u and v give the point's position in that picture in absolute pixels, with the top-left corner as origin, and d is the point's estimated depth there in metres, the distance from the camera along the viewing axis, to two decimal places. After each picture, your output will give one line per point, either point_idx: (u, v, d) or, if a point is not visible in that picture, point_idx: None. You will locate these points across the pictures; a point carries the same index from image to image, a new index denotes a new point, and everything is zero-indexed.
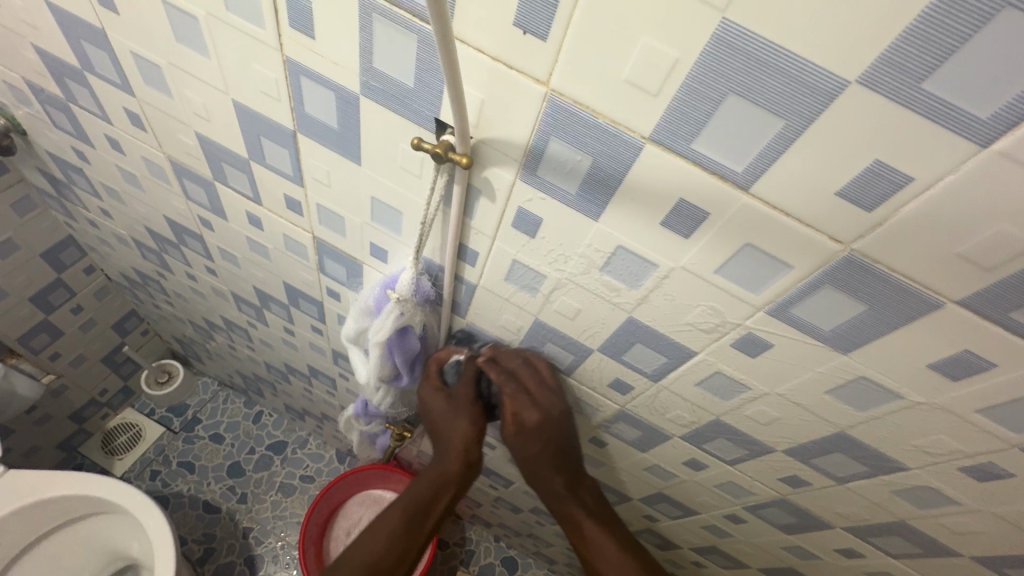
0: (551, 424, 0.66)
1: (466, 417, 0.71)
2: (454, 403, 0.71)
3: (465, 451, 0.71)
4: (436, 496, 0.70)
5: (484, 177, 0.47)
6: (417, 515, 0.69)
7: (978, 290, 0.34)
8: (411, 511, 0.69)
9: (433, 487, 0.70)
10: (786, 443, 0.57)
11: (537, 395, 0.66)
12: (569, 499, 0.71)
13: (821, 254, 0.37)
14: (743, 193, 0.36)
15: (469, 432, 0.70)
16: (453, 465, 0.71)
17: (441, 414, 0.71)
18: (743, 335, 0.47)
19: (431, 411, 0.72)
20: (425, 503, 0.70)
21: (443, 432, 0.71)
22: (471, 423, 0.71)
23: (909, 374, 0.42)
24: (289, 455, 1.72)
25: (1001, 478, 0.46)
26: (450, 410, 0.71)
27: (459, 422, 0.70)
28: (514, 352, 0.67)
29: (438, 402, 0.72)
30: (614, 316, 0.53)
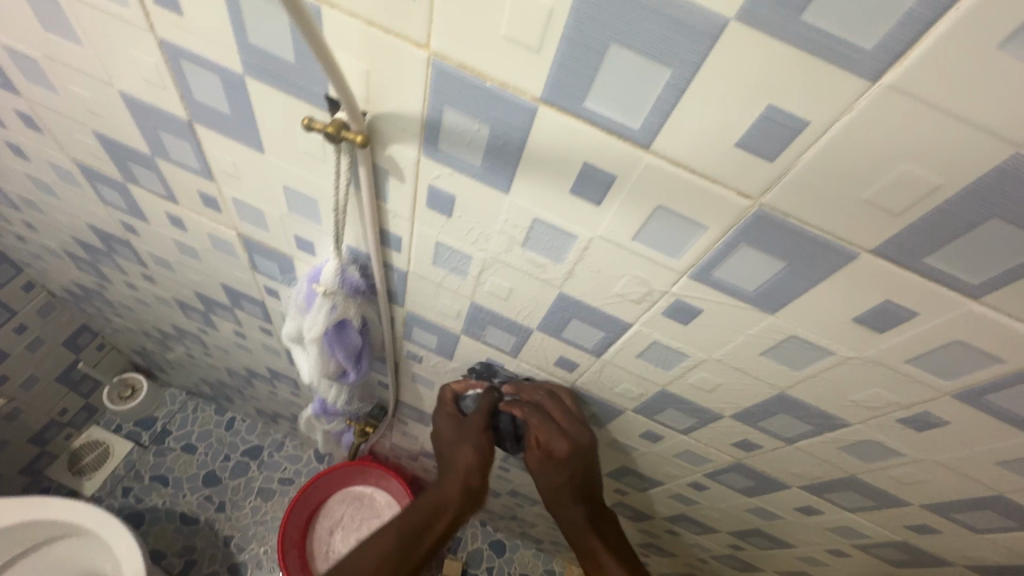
0: (573, 452, 0.65)
1: (473, 445, 0.68)
2: (464, 428, 0.69)
3: (469, 477, 0.68)
4: (434, 520, 0.69)
5: (388, 155, 0.44)
6: (414, 534, 0.68)
7: (890, 237, 0.33)
8: (409, 531, 0.68)
9: (431, 513, 0.69)
10: (732, 408, 0.56)
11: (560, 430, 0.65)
12: (584, 528, 0.71)
13: (732, 211, 0.35)
14: (644, 152, 0.34)
15: (474, 461, 0.68)
16: (455, 492, 0.69)
17: (449, 439, 0.70)
18: (672, 302, 0.45)
19: (441, 436, 0.72)
20: (422, 526, 0.69)
21: (450, 455, 0.70)
22: (476, 450, 0.68)
23: (835, 329, 0.41)
24: (266, 459, 1.69)
25: (937, 426, 0.46)
26: (459, 437, 0.69)
27: (464, 446, 0.68)
28: (538, 385, 0.68)
29: (448, 427, 0.71)
30: (546, 293, 0.51)
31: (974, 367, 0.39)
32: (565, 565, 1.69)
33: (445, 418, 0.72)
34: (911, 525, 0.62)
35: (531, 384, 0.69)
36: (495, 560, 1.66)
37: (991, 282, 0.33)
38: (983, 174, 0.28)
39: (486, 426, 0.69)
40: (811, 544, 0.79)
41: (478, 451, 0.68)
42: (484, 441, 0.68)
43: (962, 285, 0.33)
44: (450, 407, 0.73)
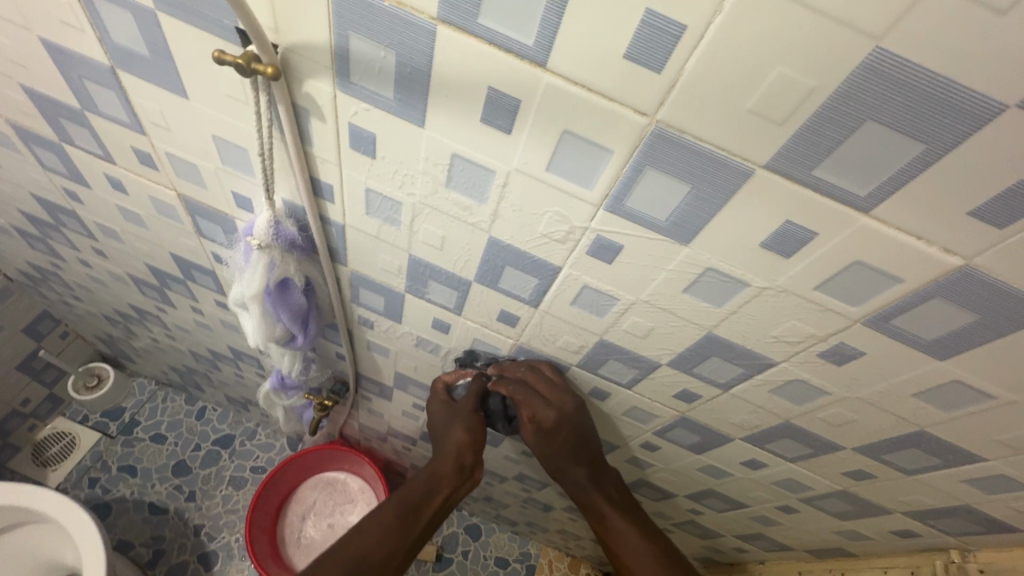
0: (561, 420, 0.66)
1: (464, 425, 0.70)
2: (454, 414, 0.72)
3: (463, 452, 0.70)
4: (432, 495, 0.69)
5: (306, 92, 0.44)
6: (413, 508, 0.67)
7: (779, 149, 0.33)
8: (408, 506, 0.67)
9: (428, 486, 0.69)
10: (668, 355, 0.57)
11: (549, 402, 0.65)
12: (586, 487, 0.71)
13: (632, 131, 0.36)
14: (542, 71, 0.35)
15: (466, 439, 0.70)
16: (448, 468, 0.70)
17: (441, 422, 0.72)
18: (593, 240, 0.46)
19: (435, 420, 0.74)
20: (419, 501, 0.68)
21: (444, 436, 0.72)
22: (467, 430, 0.70)
23: (745, 258, 0.42)
24: (237, 448, 1.67)
25: (854, 358, 0.47)
26: (451, 418, 0.72)
27: (455, 428, 0.70)
28: (520, 361, 0.68)
29: (441, 414, 0.73)
30: (476, 240, 0.52)
31: (876, 289, 0.40)
32: (540, 548, 1.69)
33: (436, 405, 0.74)
34: (849, 472, 0.64)
35: (513, 362, 0.69)
36: (471, 544, 1.66)
37: (877, 193, 0.34)
38: (849, 74, 0.29)
39: (476, 410, 0.71)
40: (762, 502, 0.80)
41: (470, 431, 0.70)
42: (474, 420, 0.71)
43: (852, 199, 0.34)
44: (442, 396, 0.75)
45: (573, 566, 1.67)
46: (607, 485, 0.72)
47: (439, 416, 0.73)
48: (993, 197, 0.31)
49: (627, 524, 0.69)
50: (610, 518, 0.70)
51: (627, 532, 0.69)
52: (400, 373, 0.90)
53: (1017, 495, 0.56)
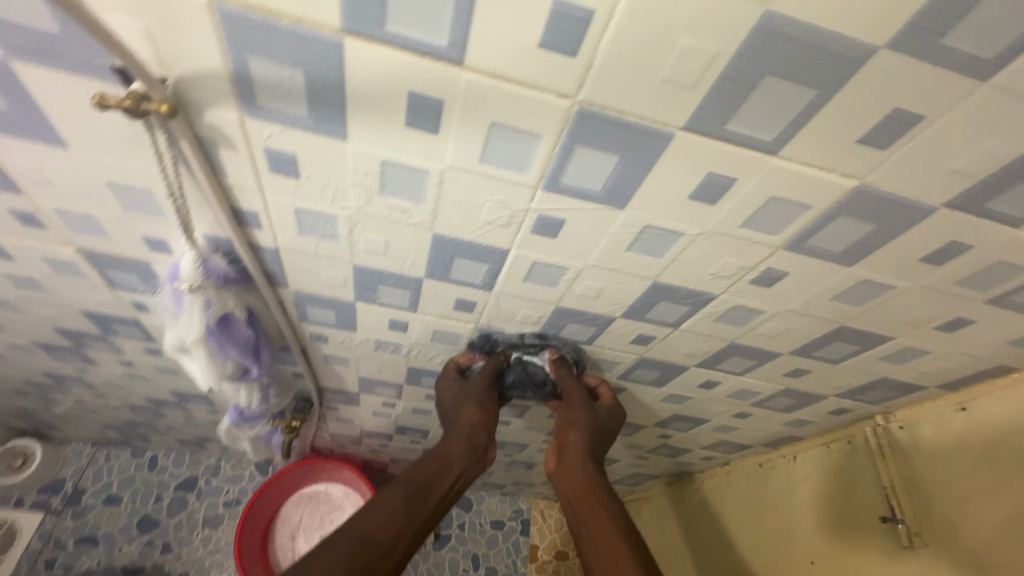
0: (577, 412, 0.69)
1: (476, 401, 0.69)
2: (467, 390, 0.70)
3: (473, 433, 0.67)
4: (438, 477, 0.62)
5: (208, 123, 0.40)
6: (421, 489, 0.60)
7: (693, 112, 0.36)
8: (415, 487, 0.60)
9: (438, 463, 0.63)
10: (621, 308, 0.60)
11: (574, 394, 0.70)
12: (584, 485, 0.64)
13: (557, 114, 0.37)
14: (461, 69, 0.34)
15: (478, 417, 0.68)
16: (459, 448, 0.65)
17: (452, 400, 0.70)
18: (536, 219, 0.47)
19: (443, 397, 0.72)
20: (431, 477, 0.61)
21: (451, 415, 0.69)
22: (480, 407, 0.68)
23: (676, 210, 0.45)
24: (203, 487, 1.59)
25: (780, 279, 0.53)
26: (462, 397, 0.70)
27: (467, 405, 0.68)
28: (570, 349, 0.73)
29: (450, 391, 0.71)
30: (420, 239, 0.52)
31: (792, 217, 0.44)
32: (531, 501, 1.78)
33: (447, 382, 0.73)
34: (789, 372, 0.72)
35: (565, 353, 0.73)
36: (465, 516, 1.71)
37: (782, 136, 0.37)
38: (747, 37, 0.31)
39: (487, 386, 0.71)
40: (721, 414, 0.89)
41: (482, 408, 0.69)
42: (487, 398, 0.70)
43: (762, 144, 0.38)
44: (453, 374, 0.74)
45: None
46: (609, 494, 0.63)
47: (448, 392, 0.71)
48: (875, 125, 0.36)
49: (616, 533, 0.58)
50: (602, 518, 0.60)
51: (614, 542, 0.57)
52: (365, 377, 0.89)
53: (920, 359, 0.65)
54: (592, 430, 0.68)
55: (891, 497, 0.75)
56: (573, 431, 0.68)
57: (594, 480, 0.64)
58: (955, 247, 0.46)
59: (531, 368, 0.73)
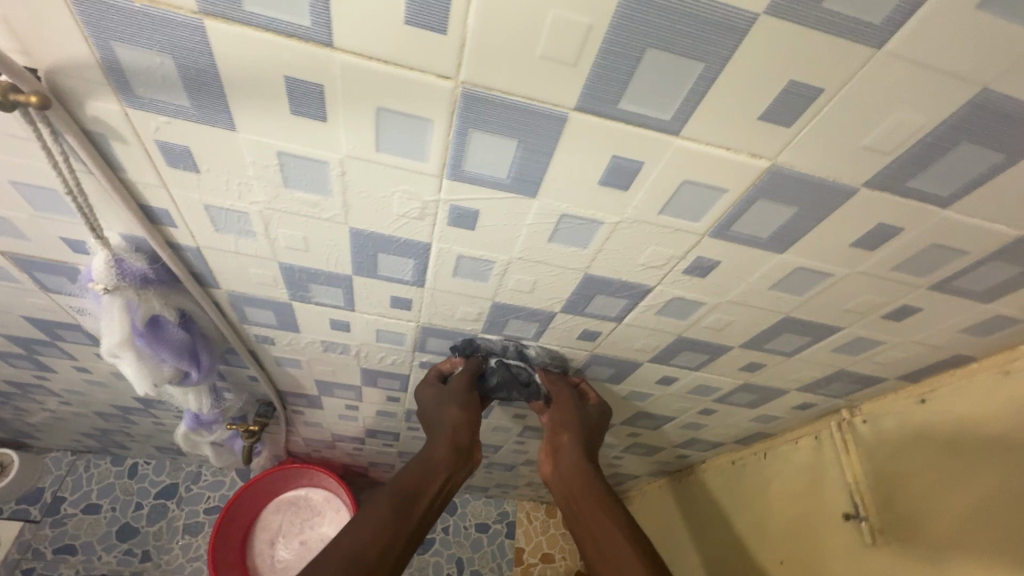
0: (568, 411, 0.71)
1: (457, 402, 0.69)
2: (447, 393, 0.70)
3: (457, 434, 0.68)
4: (425, 482, 0.62)
5: (93, 115, 0.39)
6: (409, 496, 0.60)
7: (582, 91, 0.34)
8: (403, 495, 0.60)
9: (424, 468, 0.64)
10: (558, 302, 0.59)
11: (563, 394, 0.72)
12: (580, 484, 0.66)
13: (443, 96, 0.35)
14: (332, 51, 0.33)
15: (461, 417, 0.68)
16: (443, 450, 0.66)
17: (432, 405, 0.70)
18: (449, 210, 0.46)
19: (423, 403, 0.72)
20: (418, 482, 0.62)
21: (433, 421, 0.69)
22: (463, 408, 0.69)
23: (590, 198, 0.43)
24: (184, 495, 1.57)
25: (713, 268, 0.51)
26: (442, 399, 0.70)
27: (449, 406, 0.69)
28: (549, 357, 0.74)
29: (431, 398, 0.71)
30: (338, 233, 0.50)
31: (710, 202, 0.42)
32: (516, 503, 1.75)
33: (427, 390, 0.73)
34: (744, 366, 0.70)
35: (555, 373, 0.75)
36: (449, 519, 1.69)
37: (680, 114, 0.35)
38: (618, 6, 0.29)
39: (467, 388, 0.71)
40: (685, 411, 0.87)
41: (463, 408, 0.69)
42: (468, 399, 0.70)
43: (661, 124, 0.36)
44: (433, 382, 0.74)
45: (550, 510, 1.76)
46: (604, 488, 0.66)
47: (428, 399, 0.71)
48: (774, 99, 0.34)
49: (613, 526, 0.60)
50: (599, 516, 0.62)
51: (610, 532, 0.60)
52: (321, 379, 0.88)
53: (875, 350, 0.63)
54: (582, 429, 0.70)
55: (855, 493, 0.73)
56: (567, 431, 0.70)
57: (590, 480, 0.66)
58: (886, 230, 0.44)
59: (515, 368, 0.74)
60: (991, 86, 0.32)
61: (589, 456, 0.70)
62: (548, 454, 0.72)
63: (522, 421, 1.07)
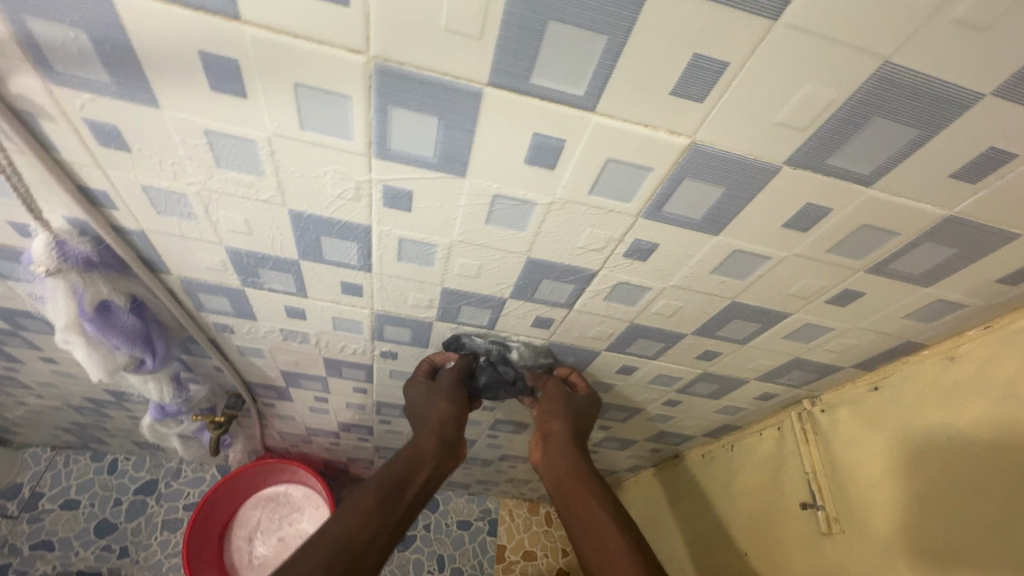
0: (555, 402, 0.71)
1: (446, 396, 0.69)
2: (436, 387, 0.70)
3: (444, 428, 0.67)
4: (413, 473, 0.61)
5: (17, 93, 0.39)
6: (395, 489, 0.58)
7: (492, 66, 0.34)
8: (389, 487, 0.58)
9: (411, 459, 0.62)
10: (507, 288, 0.59)
11: (550, 387, 0.72)
12: (570, 473, 0.65)
13: (357, 72, 0.36)
14: (242, 25, 0.33)
15: (449, 409, 0.68)
16: (430, 444, 0.65)
17: (420, 399, 0.70)
18: (382, 190, 0.46)
19: (411, 399, 0.71)
20: (405, 473, 0.60)
21: (422, 417, 0.68)
22: (451, 401, 0.68)
23: (518, 176, 0.43)
24: (164, 491, 1.54)
25: (653, 251, 0.51)
26: (431, 394, 0.70)
27: (437, 400, 0.68)
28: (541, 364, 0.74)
29: (419, 394, 0.71)
30: (277, 216, 0.50)
31: (638, 180, 0.42)
32: (499, 501, 1.75)
33: (416, 384, 0.73)
34: (700, 355, 0.70)
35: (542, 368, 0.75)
36: (431, 516, 1.68)
37: (592, 89, 0.35)
38: None
39: (457, 383, 0.71)
40: (651, 402, 0.87)
41: (452, 401, 0.69)
42: (456, 393, 0.70)
43: (575, 99, 0.36)
44: (423, 377, 0.73)
45: (532, 508, 1.75)
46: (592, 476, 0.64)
47: (417, 394, 0.71)
48: (682, 73, 0.34)
49: (599, 512, 0.59)
50: (589, 504, 0.61)
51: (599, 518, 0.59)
52: (286, 370, 0.88)
53: (826, 337, 0.63)
54: (572, 418, 0.70)
55: (812, 482, 0.73)
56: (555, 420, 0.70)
57: (580, 469, 0.65)
58: (815, 210, 0.44)
59: (502, 369, 0.74)
60: (891, 59, 0.32)
61: (577, 445, 0.69)
62: (537, 445, 0.71)
63: (493, 415, 1.07)
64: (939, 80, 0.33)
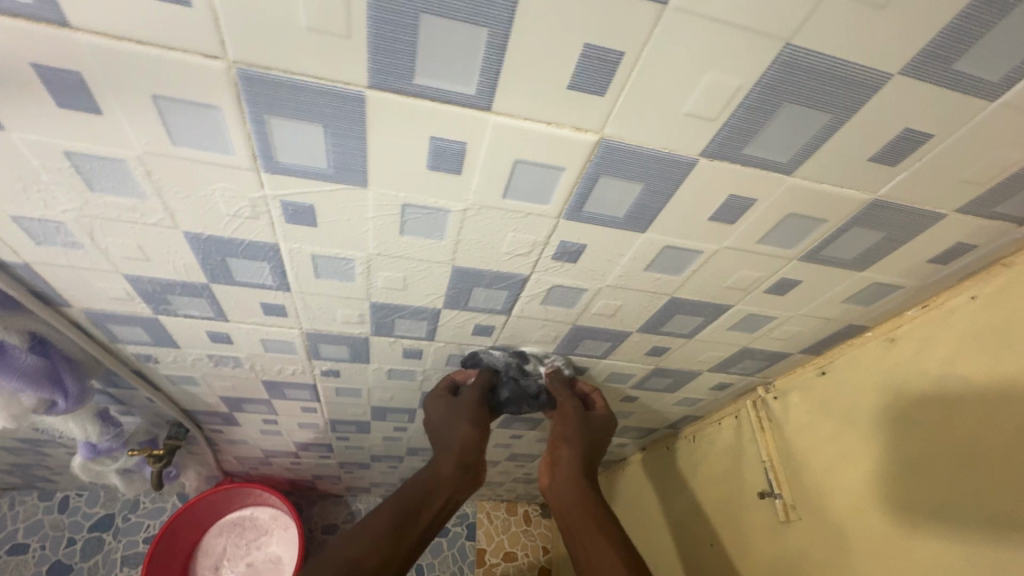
0: (570, 428, 0.67)
1: (466, 415, 0.64)
2: (456, 405, 0.66)
3: (465, 451, 0.62)
4: (431, 494, 0.56)
5: None
6: (409, 512, 0.53)
7: (369, 67, 0.31)
8: (402, 509, 0.53)
9: (427, 482, 0.57)
10: (438, 297, 0.56)
11: (567, 405, 0.68)
12: (579, 501, 0.60)
13: (221, 80, 0.32)
14: (74, 32, 0.29)
15: (469, 430, 0.63)
16: (449, 465, 0.60)
17: (441, 418, 0.66)
18: (280, 206, 0.42)
19: (432, 417, 0.68)
20: (420, 495, 0.55)
21: (441, 435, 0.64)
22: (472, 421, 0.64)
23: (424, 183, 0.40)
24: (122, 525, 1.44)
25: (581, 252, 0.48)
26: (451, 413, 0.66)
27: (459, 421, 0.64)
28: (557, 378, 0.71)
29: (439, 410, 0.67)
30: (173, 239, 0.46)
31: (551, 181, 0.40)
32: (476, 504, 1.72)
33: (437, 400, 0.69)
34: (649, 351, 0.68)
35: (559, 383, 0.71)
36: None
37: (485, 88, 0.32)
38: None
39: (476, 401, 0.66)
40: (609, 401, 0.85)
41: (474, 421, 0.64)
42: (477, 413, 0.65)
43: (468, 99, 0.33)
44: (442, 394, 0.70)
45: (510, 508, 1.74)
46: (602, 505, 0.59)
47: (437, 410, 0.67)
48: (576, 66, 0.31)
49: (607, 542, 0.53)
50: (595, 534, 0.55)
51: (603, 547, 0.53)
52: (225, 396, 0.83)
53: (771, 326, 0.62)
54: (583, 443, 0.66)
55: (769, 470, 0.73)
56: (566, 446, 0.66)
57: (588, 498, 0.59)
58: (739, 201, 0.42)
59: (524, 382, 0.72)
60: (792, 41, 0.30)
61: (588, 472, 0.64)
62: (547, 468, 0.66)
63: None
64: (844, 62, 0.31)
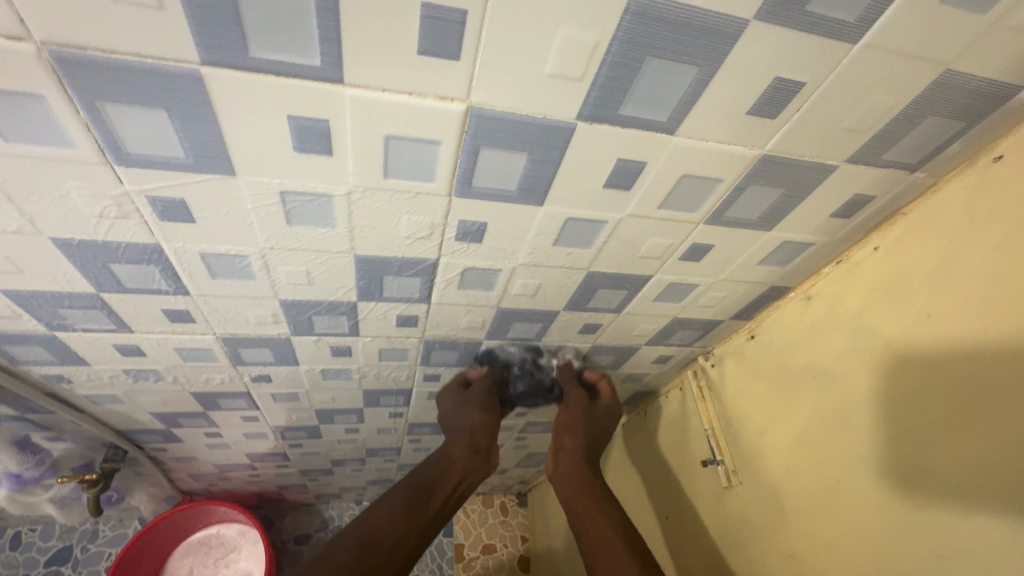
0: (575, 415, 0.68)
1: (476, 404, 0.65)
2: (468, 396, 0.68)
3: (476, 435, 0.63)
4: (443, 477, 0.57)
5: None
6: (421, 494, 0.54)
7: (194, 41, 0.29)
8: (414, 491, 0.54)
9: (437, 466, 0.58)
10: (348, 289, 0.53)
11: (572, 398, 0.71)
12: (581, 481, 0.60)
13: (33, 63, 0.29)
14: None
15: (480, 419, 0.64)
16: (461, 450, 0.61)
17: (453, 408, 0.67)
18: (148, 202, 0.39)
19: (444, 409, 0.69)
20: (432, 478, 0.56)
21: (453, 425, 0.65)
22: (483, 409, 0.65)
23: (296, 167, 0.38)
24: (81, 557, 1.34)
25: (483, 231, 0.47)
26: (462, 403, 0.67)
27: (470, 408, 0.65)
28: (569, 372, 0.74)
29: (451, 402, 0.68)
30: (42, 247, 0.43)
31: (429, 156, 0.38)
32: None
33: (449, 394, 0.70)
34: (582, 329, 0.68)
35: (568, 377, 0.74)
36: None
37: (330, 59, 0.31)
38: None
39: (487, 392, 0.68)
40: None
41: (485, 410, 0.65)
42: (488, 401, 0.66)
43: (315, 71, 0.31)
44: (454, 389, 0.72)
45: (486, 500, 1.73)
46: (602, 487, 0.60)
47: (449, 403, 0.68)
48: (420, 29, 0.30)
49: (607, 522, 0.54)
50: (594, 515, 0.55)
51: (602, 525, 0.54)
52: (157, 413, 0.80)
53: (696, 294, 0.62)
54: (587, 431, 0.67)
55: (710, 437, 0.73)
56: (568, 433, 0.67)
57: (587, 480, 0.60)
58: (629, 166, 0.41)
59: (538, 375, 0.74)
60: None
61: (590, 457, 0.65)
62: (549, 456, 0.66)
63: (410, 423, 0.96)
64: (696, 9, 0.30)
